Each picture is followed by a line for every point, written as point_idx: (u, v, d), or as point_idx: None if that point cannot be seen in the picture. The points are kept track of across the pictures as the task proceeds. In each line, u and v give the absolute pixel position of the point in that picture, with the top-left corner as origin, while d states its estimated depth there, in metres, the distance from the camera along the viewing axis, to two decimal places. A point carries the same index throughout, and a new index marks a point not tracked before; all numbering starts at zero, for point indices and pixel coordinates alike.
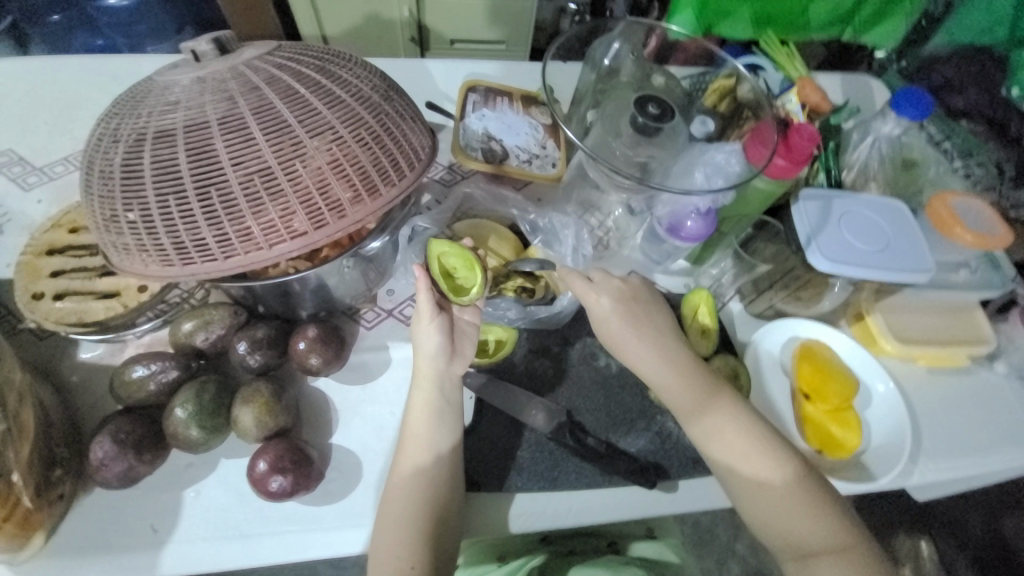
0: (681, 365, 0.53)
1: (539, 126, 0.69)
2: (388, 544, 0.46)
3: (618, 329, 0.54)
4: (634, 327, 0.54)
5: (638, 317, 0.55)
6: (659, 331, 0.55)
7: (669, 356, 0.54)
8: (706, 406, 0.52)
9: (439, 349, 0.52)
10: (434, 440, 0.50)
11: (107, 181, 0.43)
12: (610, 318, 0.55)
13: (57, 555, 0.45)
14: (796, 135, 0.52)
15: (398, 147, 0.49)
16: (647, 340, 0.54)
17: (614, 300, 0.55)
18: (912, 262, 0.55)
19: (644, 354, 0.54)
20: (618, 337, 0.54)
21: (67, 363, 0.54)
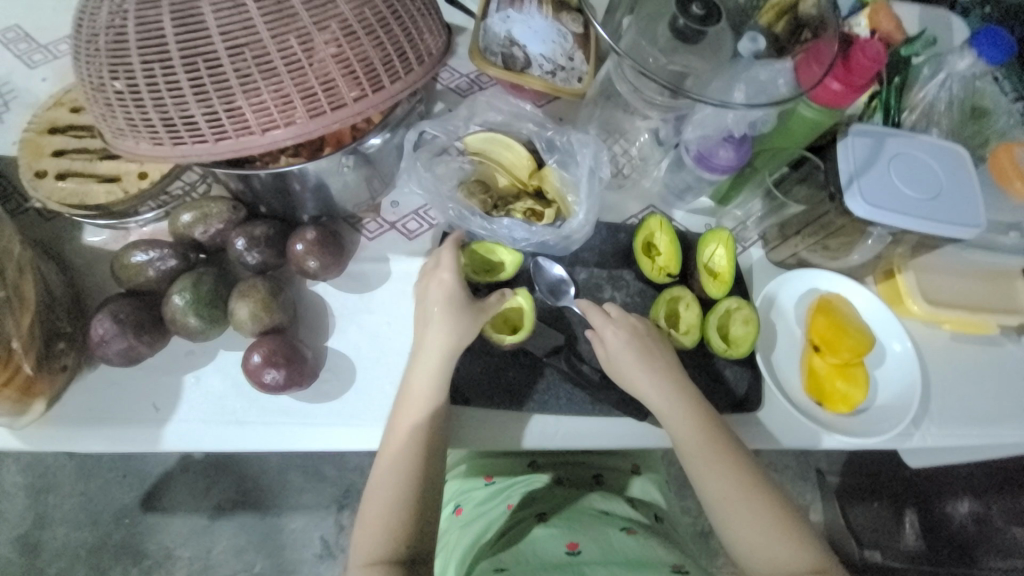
0: (684, 395, 0.50)
1: (568, 34, 0.61)
2: (388, 471, 0.46)
3: (626, 357, 0.50)
4: (641, 353, 0.50)
5: (649, 345, 0.51)
6: (667, 359, 0.51)
7: (674, 385, 0.50)
8: (705, 433, 0.48)
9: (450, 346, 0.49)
10: (424, 437, 0.47)
11: (92, 45, 0.40)
12: (622, 347, 0.51)
13: (64, 421, 0.47)
14: (860, 53, 0.45)
15: (405, 34, 0.45)
16: (655, 370, 0.50)
17: (630, 333, 0.51)
18: (960, 215, 0.50)
19: (649, 383, 0.50)
20: (626, 367, 0.50)
21: (71, 245, 0.55)
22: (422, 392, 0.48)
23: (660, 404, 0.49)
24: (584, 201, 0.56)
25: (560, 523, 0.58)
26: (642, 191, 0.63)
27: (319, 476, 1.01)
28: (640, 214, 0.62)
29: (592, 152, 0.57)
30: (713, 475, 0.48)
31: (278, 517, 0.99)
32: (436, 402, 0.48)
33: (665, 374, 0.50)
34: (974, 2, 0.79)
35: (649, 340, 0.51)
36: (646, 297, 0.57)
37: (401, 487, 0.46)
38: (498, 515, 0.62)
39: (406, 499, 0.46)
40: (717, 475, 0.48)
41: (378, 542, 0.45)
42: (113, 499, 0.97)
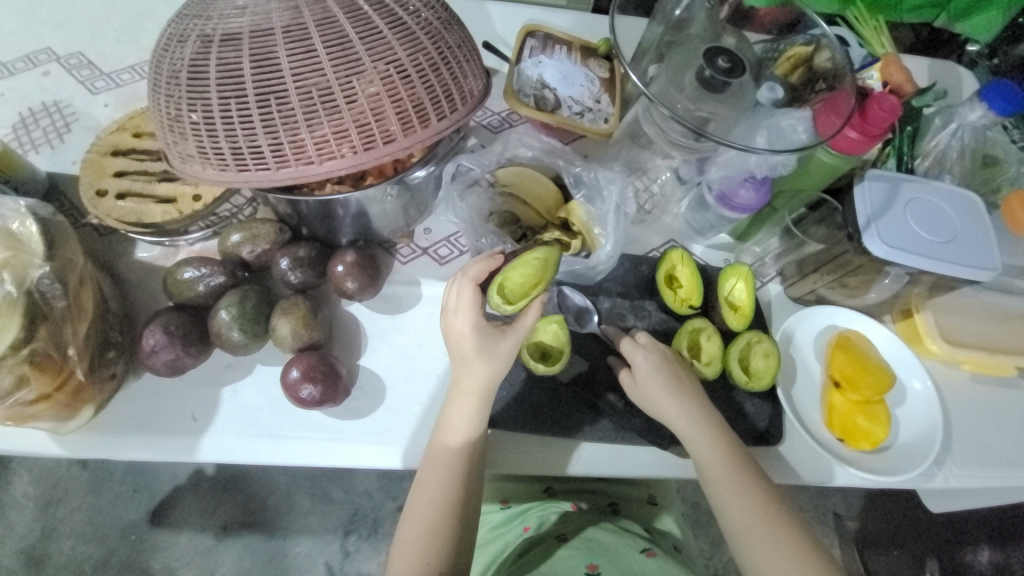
0: (715, 426, 0.50)
1: (595, 78, 0.66)
2: (431, 486, 0.48)
3: (658, 385, 0.51)
4: (673, 382, 0.51)
5: (681, 375, 0.52)
6: (697, 390, 0.52)
7: (705, 415, 0.51)
8: (733, 466, 0.49)
9: (493, 377, 0.49)
10: (461, 456, 0.48)
11: (174, 80, 0.45)
12: (652, 376, 0.52)
13: (105, 427, 0.49)
14: (875, 106, 0.48)
15: (453, 78, 0.49)
16: (685, 401, 0.51)
17: (662, 362, 0.52)
18: (976, 258, 0.52)
19: (681, 413, 0.50)
20: (658, 396, 0.51)
21: (123, 259, 0.58)
22: (463, 420, 0.49)
23: (691, 432, 0.50)
24: (611, 234, 0.58)
25: (577, 545, 0.59)
26: (664, 226, 0.66)
27: (328, 499, 1.01)
28: (662, 248, 0.64)
29: (619, 188, 0.59)
30: (739, 507, 0.48)
31: (283, 540, 0.98)
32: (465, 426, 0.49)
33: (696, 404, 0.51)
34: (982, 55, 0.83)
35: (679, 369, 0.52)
36: (668, 328, 0.59)
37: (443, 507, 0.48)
38: (514, 538, 0.63)
39: (446, 519, 0.48)
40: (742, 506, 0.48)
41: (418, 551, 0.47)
42: (121, 514, 0.97)
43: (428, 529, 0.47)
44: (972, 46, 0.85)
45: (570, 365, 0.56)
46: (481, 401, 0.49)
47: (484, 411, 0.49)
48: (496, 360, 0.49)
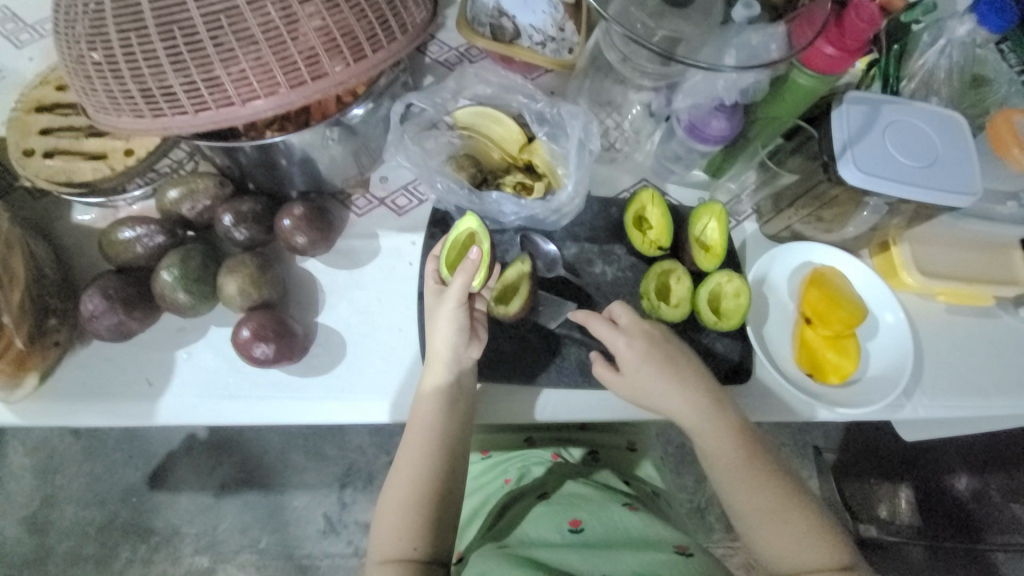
0: (709, 406, 0.49)
1: (559, 3, 0.60)
2: (417, 441, 0.48)
3: (647, 379, 0.49)
4: (660, 368, 0.49)
5: (666, 358, 0.50)
6: (689, 371, 0.50)
7: (699, 397, 0.49)
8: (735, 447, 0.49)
9: (460, 331, 0.48)
10: (443, 414, 0.48)
11: (70, 16, 0.40)
12: (640, 368, 0.49)
13: (58, 395, 0.48)
14: (853, 15, 0.43)
15: (387, 1, 0.44)
16: (678, 387, 0.49)
17: (639, 339, 0.50)
18: (956, 183, 0.49)
19: (676, 401, 0.49)
20: (650, 390, 0.49)
21: (61, 222, 0.55)
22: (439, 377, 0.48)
23: (688, 420, 0.49)
24: (574, 173, 0.55)
25: (557, 502, 0.58)
26: (635, 165, 0.62)
27: (321, 457, 1.03)
28: (632, 188, 0.61)
29: (581, 124, 0.56)
30: (747, 490, 0.48)
31: (280, 495, 1.01)
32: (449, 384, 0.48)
33: (687, 387, 0.50)
34: None
35: (662, 347, 0.50)
36: (637, 271, 0.57)
37: (424, 468, 0.47)
38: (495, 490, 0.65)
39: (431, 476, 0.47)
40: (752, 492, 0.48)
41: (401, 512, 0.46)
42: (118, 479, 0.99)
43: (410, 495, 0.46)
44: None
45: (536, 313, 0.55)
46: (450, 357, 0.48)
47: (461, 366, 0.49)
48: (458, 315, 0.48)
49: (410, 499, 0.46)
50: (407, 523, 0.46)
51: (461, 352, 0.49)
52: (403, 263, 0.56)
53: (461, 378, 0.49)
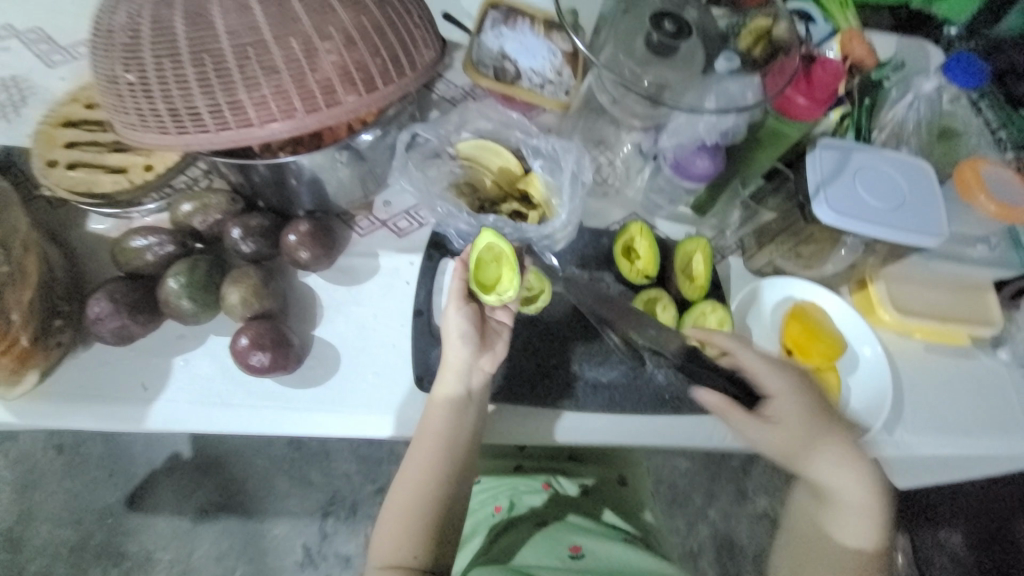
0: (864, 464, 0.52)
1: (558, 51, 0.66)
2: (422, 453, 0.49)
3: (784, 429, 0.51)
4: (815, 426, 0.51)
5: (826, 414, 0.52)
6: (848, 430, 0.53)
7: (860, 455, 0.52)
8: (848, 494, 0.51)
9: (467, 338, 0.49)
10: (452, 427, 0.49)
11: (110, 42, 0.44)
12: (798, 428, 0.51)
13: (53, 397, 0.49)
14: (821, 70, 0.51)
15: (399, 41, 0.48)
16: (840, 448, 0.52)
17: (800, 393, 0.52)
18: (924, 225, 0.53)
19: (832, 464, 0.51)
20: (806, 450, 0.51)
21: (75, 231, 0.57)
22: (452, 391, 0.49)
23: (849, 482, 0.51)
24: (567, 203, 0.59)
25: (557, 533, 0.59)
26: (625, 200, 0.66)
27: (306, 482, 1.01)
28: (623, 220, 0.65)
29: (575, 158, 0.60)
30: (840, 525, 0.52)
31: (261, 522, 0.98)
32: (464, 399, 0.49)
33: (851, 449, 0.52)
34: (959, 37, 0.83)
35: (815, 404, 0.52)
36: (625, 298, 0.59)
37: (429, 478, 0.48)
38: (485, 518, 0.64)
39: (436, 486, 0.49)
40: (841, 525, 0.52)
41: (405, 521, 0.48)
42: (97, 498, 0.97)
43: (413, 504, 0.48)
44: (950, 29, 0.84)
45: (526, 335, 0.56)
46: (461, 367, 0.49)
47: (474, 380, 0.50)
48: (466, 322, 0.49)
49: (413, 509, 0.48)
50: (408, 531, 0.47)
51: (470, 361, 0.50)
52: (399, 282, 0.58)
53: (471, 390, 0.50)
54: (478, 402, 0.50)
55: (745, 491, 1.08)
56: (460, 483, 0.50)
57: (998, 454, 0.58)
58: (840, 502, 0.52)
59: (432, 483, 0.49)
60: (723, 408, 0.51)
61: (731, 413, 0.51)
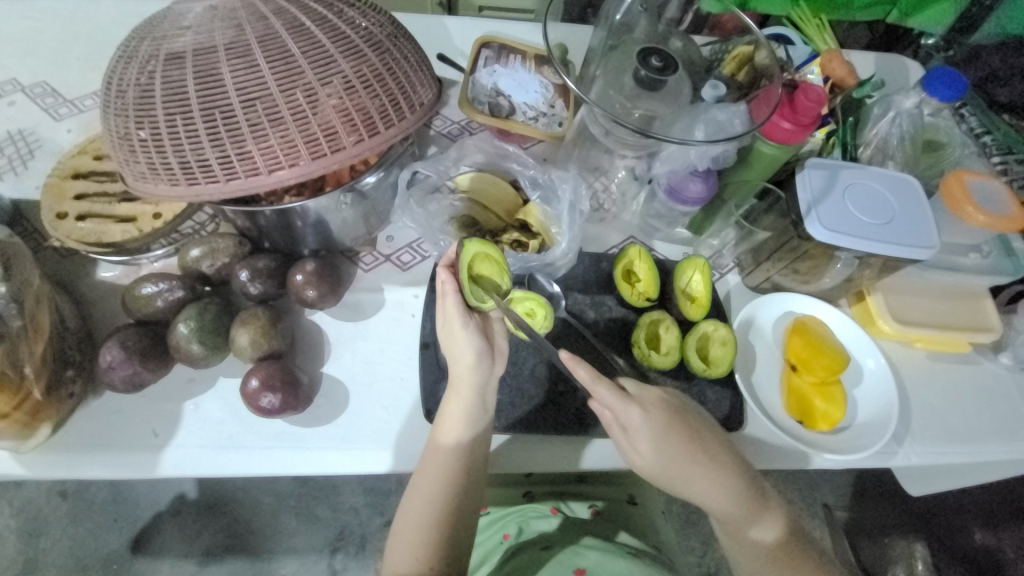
0: (729, 481, 0.49)
1: (549, 84, 0.69)
2: (428, 479, 0.48)
3: (643, 453, 0.48)
4: (678, 451, 0.48)
5: (680, 438, 0.48)
6: (718, 448, 0.50)
7: (725, 473, 0.49)
8: (717, 509, 0.50)
9: (478, 354, 0.50)
10: (462, 458, 0.49)
11: (122, 102, 0.46)
12: (657, 456, 0.48)
13: (64, 446, 0.49)
14: (802, 96, 0.51)
15: (399, 86, 0.50)
16: (703, 469, 0.48)
17: (657, 418, 0.48)
18: (915, 238, 0.54)
19: (702, 487, 0.49)
20: (676, 474, 0.48)
21: (85, 279, 0.58)
22: (458, 416, 0.49)
23: (704, 499, 0.49)
24: (566, 232, 0.60)
25: (564, 554, 0.58)
26: (622, 224, 0.68)
27: (314, 519, 1.00)
28: (621, 244, 0.66)
29: (571, 187, 0.61)
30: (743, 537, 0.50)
31: (269, 562, 0.96)
32: (477, 426, 0.49)
33: (718, 466, 0.49)
34: (936, 49, 0.87)
35: (676, 426, 0.48)
36: (628, 322, 0.60)
37: (447, 494, 0.48)
38: (494, 546, 0.63)
39: (445, 515, 0.48)
40: (750, 542, 0.50)
41: (412, 546, 0.47)
42: (103, 543, 0.95)
43: (432, 530, 0.48)
44: (926, 41, 0.88)
45: (532, 362, 0.57)
46: (477, 381, 0.49)
47: (479, 404, 0.50)
48: (470, 337, 0.50)
49: (432, 534, 0.48)
50: (422, 545, 0.47)
51: (485, 376, 0.50)
52: (405, 315, 0.59)
53: (477, 415, 0.49)
54: (490, 412, 0.51)
55: None
56: (470, 496, 0.49)
57: (1010, 459, 0.58)
58: (728, 519, 0.50)
59: (443, 493, 0.48)
60: (607, 422, 0.49)
61: (614, 430, 0.49)
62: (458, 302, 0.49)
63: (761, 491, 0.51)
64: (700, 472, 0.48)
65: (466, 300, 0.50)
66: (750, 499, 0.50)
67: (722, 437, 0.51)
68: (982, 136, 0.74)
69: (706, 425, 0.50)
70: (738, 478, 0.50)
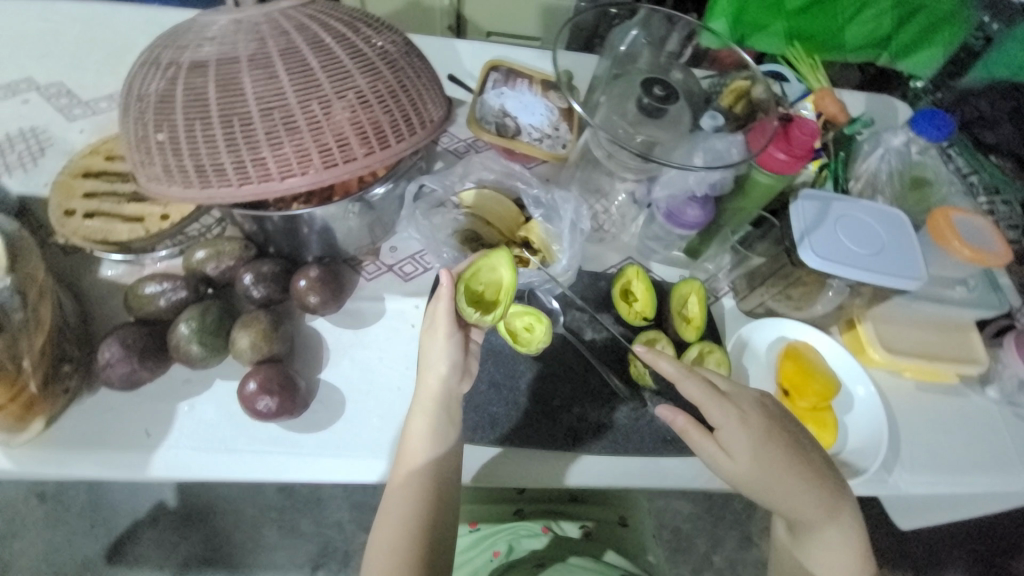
0: (823, 490, 0.49)
1: (554, 108, 0.71)
2: (404, 488, 0.48)
3: (736, 458, 0.48)
4: (775, 455, 0.48)
5: (777, 441, 0.48)
6: (811, 455, 0.50)
7: (818, 480, 0.49)
8: (806, 518, 0.49)
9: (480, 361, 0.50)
10: (437, 466, 0.48)
11: (142, 106, 0.47)
12: (752, 461, 0.47)
13: (54, 443, 0.48)
14: (796, 130, 0.54)
15: (411, 103, 0.52)
16: (800, 476, 0.48)
17: (754, 419, 0.49)
18: (903, 269, 0.56)
19: (798, 495, 0.48)
20: (770, 483, 0.48)
21: (88, 276, 0.58)
22: (428, 423, 0.49)
23: (795, 508, 0.48)
24: (567, 249, 0.61)
25: (554, 573, 0.57)
26: (621, 245, 0.70)
27: (297, 532, 0.97)
28: (619, 265, 0.68)
29: (573, 207, 0.62)
30: (822, 549, 0.50)
31: None
32: (450, 434, 0.49)
33: (813, 472, 0.49)
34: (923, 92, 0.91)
35: (772, 427, 0.49)
36: (624, 340, 0.61)
37: (421, 503, 0.47)
38: (483, 564, 0.62)
39: (420, 527, 0.47)
40: (827, 553, 0.50)
41: (390, 559, 0.46)
42: (77, 550, 0.92)
43: (411, 542, 0.47)
44: (916, 83, 0.92)
45: (529, 376, 0.58)
46: (445, 387, 0.50)
47: (449, 410, 0.50)
48: (452, 346, 0.50)
49: (411, 546, 0.46)
50: (398, 559, 0.46)
51: (455, 385, 0.50)
52: (405, 325, 0.60)
53: (446, 422, 0.49)
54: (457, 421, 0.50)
55: (750, 534, 1.06)
56: (446, 506, 0.49)
57: (999, 491, 0.58)
58: (811, 530, 0.49)
59: (423, 500, 0.47)
60: (685, 428, 0.48)
61: (699, 435, 0.48)
62: (448, 311, 0.49)
63: (852, 504, 0.50)
64: (796, 478, 0.48)
65: (455, 309, 0.50)
66: (837, 509, 0.49)
67: (821, 452, 0.51)
68: (969, 176, 0.79)
69: (801, 433, 0.51)
70: (831, 486, 0.49)
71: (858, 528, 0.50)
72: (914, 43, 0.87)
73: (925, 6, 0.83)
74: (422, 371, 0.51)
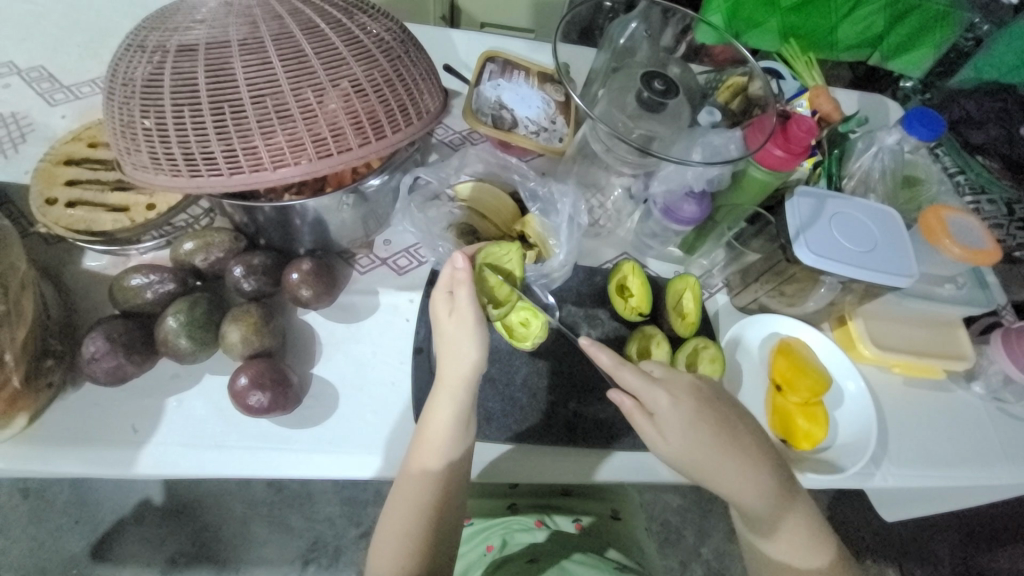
0: (761, 474, 0.48)
1: (551, 101, 0.70)
2: (405, 484, 0.47)
3: (670, 441, 0.48)
4: (707, 438, 0.48)
5: (710, 424, 0.48)
6: (748, 438, 0.49)
7: (756, 463, 0.48)
8: (750, 504, 0.48)
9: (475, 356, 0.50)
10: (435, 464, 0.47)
11: (128, 90, 0.46)
12: (685, 444, 0.47)
13: (36, 439, 0.47)
14: (795, 126, 0.54)
15: (408, 93, 0.51)
16: (734, 458, 0.48)
17: (686, 404, 0.48)
18: (896, 267, 0.56)
19: (735, 478, 0.48)
20: (705, 465, 0.48)
21: (71, 267, 0.57)
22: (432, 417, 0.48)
23: (733, 490, 0.48)
24: (565, 244, 0.61)
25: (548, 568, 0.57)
26: (616, 240, 0.69)
27: (287, 528, 0.97)
28: (615, 260, 0.67)
29: (571, 201, 0.62)
30: (773, 532, 0.49)
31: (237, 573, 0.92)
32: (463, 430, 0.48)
33: (751, 454, 0.48)
34: (915, 91, 0.92)
35: (704, 410, 0.48)
36: (620, 336, 0.61)
37: (418, 499, 0.47)
38: (478, 557, 0.63)
39: (420, 522, 0.46)
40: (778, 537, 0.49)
41: (394, 551, 0.46)
42: (62, 546, 0.90)
43: (412, 536, 0.46)
44: (905, 83, 0.92)
45: (524, 370, 0.58)
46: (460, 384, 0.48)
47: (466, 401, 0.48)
48: (478, 335, 0.48)
49: (411, 541, 0.46)
50: (400, 548, 0.46)
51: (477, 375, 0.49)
52: (399, 319, 0.59)
53: (466, 415, 0.48)
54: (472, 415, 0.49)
55: (737, 527, 1.07)
56: (445, 504, 0.48)
57: (983, 484, 0.60)
58: (758, 514, 0.49)
59: (425, 492, 0.47)
60: (627, 410, 0.49)
61: (638, 418, 0.49)
62: (472, 302, 0.48)
63: (793, 487, 0.50)
64: (732, 458, 0.48)
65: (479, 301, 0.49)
66: (783, 493, 0.49)
67: (758, 434, 0.50)
68: (957, 176, 0.81)
69: (739, 416, 0.50)
70: (773, 470, 0.49)
71: (806, 513, 0.49)
72: (905, 43, 0.87)
73: (920, 5, 0.82)
74: (440, 363, 0.49)
